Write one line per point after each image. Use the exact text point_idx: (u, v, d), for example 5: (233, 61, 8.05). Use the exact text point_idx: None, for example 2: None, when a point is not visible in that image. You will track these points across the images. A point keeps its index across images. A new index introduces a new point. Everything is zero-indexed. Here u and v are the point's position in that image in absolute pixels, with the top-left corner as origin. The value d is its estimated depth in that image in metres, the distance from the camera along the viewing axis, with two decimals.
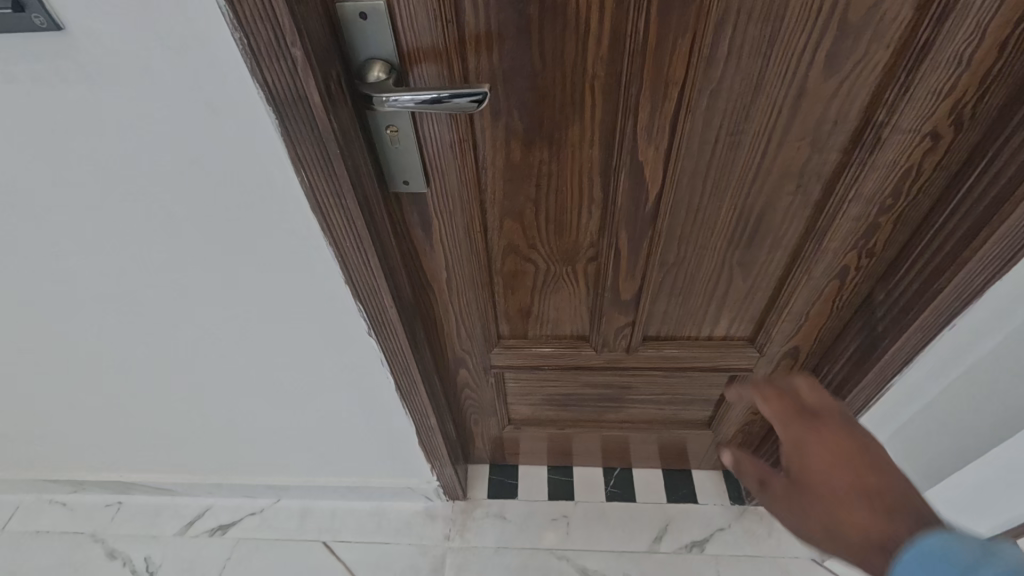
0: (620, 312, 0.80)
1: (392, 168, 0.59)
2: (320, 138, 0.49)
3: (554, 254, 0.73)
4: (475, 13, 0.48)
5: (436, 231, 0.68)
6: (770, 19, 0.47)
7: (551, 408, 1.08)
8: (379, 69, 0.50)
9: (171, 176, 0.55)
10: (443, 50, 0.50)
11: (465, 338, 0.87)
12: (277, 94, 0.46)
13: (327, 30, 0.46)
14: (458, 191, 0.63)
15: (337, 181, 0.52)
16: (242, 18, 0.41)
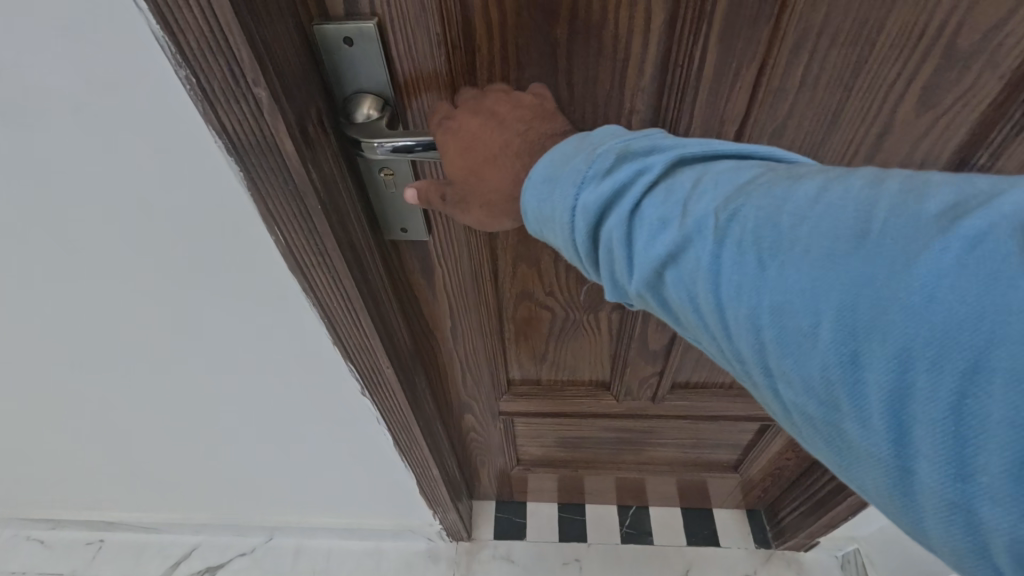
0: (646, 361, 0.72)
1: (389, 215, 0.50)
2: (296, 192, 0.40)
3: (575, 302, 0.63)
4: (488, 37, 0.39)
5: (439, 279, 0.59)
6: (857, 44, 0.38)
7: (564, 448, 0.99)
8: (370, 104, 0.40)
9: (124, 224, 0.46)
10: (449, 82, 0.40)
11: (472, 385, 0.78)
12: (240, 140, 0.37)
13: (303, 62, 0.36)
14: (466, 238, 0.54)
15: (320, 239, 0.44)
16: (189, 51, 0.32)
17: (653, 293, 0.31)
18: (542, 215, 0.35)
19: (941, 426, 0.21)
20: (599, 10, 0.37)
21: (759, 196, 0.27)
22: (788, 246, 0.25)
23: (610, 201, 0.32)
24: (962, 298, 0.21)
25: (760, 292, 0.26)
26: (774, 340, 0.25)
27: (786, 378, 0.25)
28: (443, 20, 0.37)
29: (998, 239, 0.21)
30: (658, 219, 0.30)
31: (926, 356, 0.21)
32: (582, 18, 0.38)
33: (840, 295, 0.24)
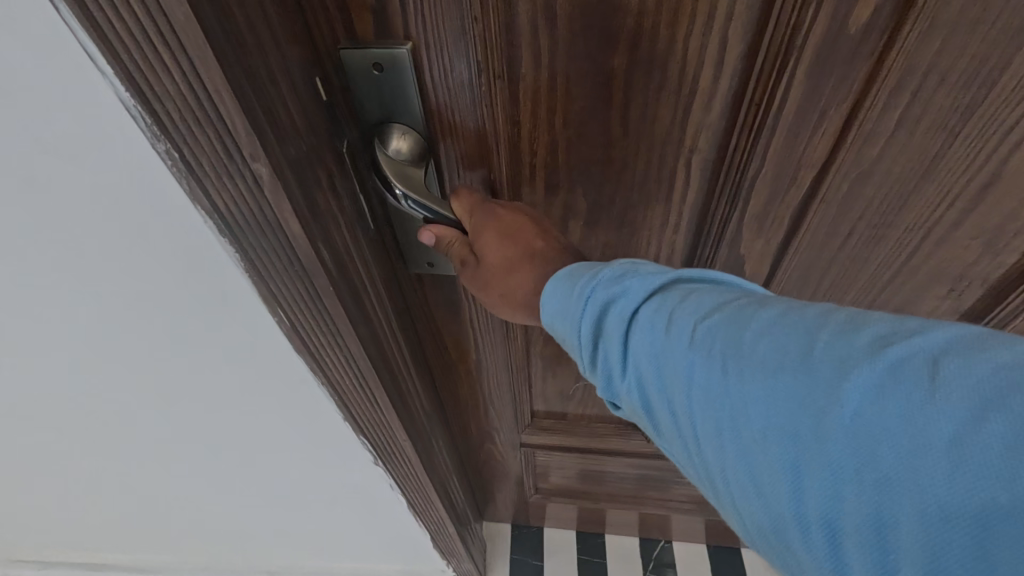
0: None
1: (415, 248, 0.46)
2: (305, 271, 0.33)
3: None
4: (535, 65, 0.34)
5: (465, 313, 0.55)
6: (971, 83, 0.32)
7: (585, 480, 0.95)
8: (399, 137, 0.36)
9: (90, 310, 0.37)
10: (487, 114, 0.36)
11: (494, 418, 0.74)
12: (239, 220, 0.30)
13: (307, 116, 0.30)
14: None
15: (331, 320, 0.37)
16: (168, 122, 0.25)
17: (631, 394, 0.29)
18: (555, 305, 0.33)
19: (873, 563, 0.20)
20: (666, 39, 0.32)
21: (723, 310, 0.27)
22: (742, 357, 0.25)
23: (601, 298, 0.31)
24: (893, 429, 0.20)
25: (716, 407, 0.25)
26: (730, 458, 0.24)
27: (740, 487, 0.24)
28: (485, 46, 0.33)
29: (921, 368, 0.21)
30: (639, 323, 0.29)
31: (862, 490, 0.20)
32: (645, 49, 0.33)
33: (786, 412, 0.23)
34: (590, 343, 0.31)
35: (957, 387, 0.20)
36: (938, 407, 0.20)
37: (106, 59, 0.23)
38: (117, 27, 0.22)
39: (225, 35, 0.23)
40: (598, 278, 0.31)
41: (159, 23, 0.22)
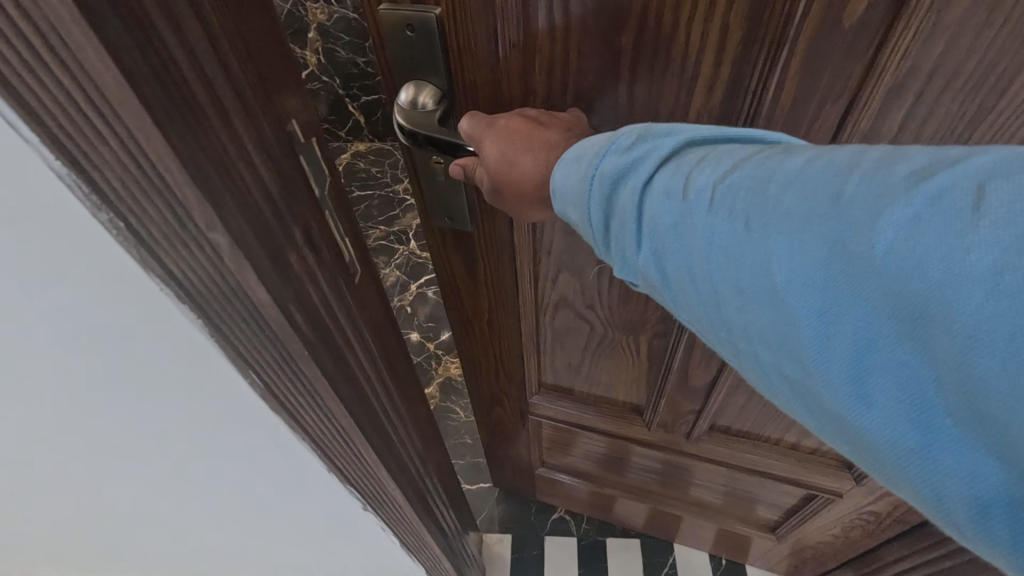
0: (691, 396, 0.67)
1: (437, 201, 0.51)
2: (277, 343, 0.27)
3: (616, 320, 0.61)
4: (550, 36, 0.37)
5: (480, 272, 0.59)
6: (977, 92, 0.32)
7: (592, 462, 0.97)
8: (426, 94, 0.41)
9: (55, 406, 0.30)
10: (503, 80, 0.40)
11: (505, 380, 0.78)
12: (203, 297, 0.24)
13: (274, 169, 0.26)
14: (511, 237, 0.53)
15: (312, 390, 0.31)
16: (111, 191, 0.20)
17: (647, 268, 0.31)
18: (564, 191, 0.34)
19: (906, 390, 0.22)
20: (671, 21, 0.34)
21: (753, 165, 0.27)
22: (772, 210, 0.25)
23: (613, 175, 0.31)
24: (930, 262, 0.21)
25: (741, 264, 0.26)
26: (756, 312, 0.26)
27: (767, 337, 0.26)
28: (505, 19, 0.36)
29: (964, 198, 0.21)
30: (653, 189, 0.30)
31: (900, 325, 0.21)
32: (651, 30, 0.35)
33: (814, 260, 0.24)
34: (605, 222, 0.32)
35: (999, 213, 0.20)
36: (981, 233, 0.20)
37: (26, 123, 0.17)
38: (36, 88, 0.17)
39: (168, 96, 0.20)
40: (608, 157, 0.32)
41: (86, 80, 0.17)
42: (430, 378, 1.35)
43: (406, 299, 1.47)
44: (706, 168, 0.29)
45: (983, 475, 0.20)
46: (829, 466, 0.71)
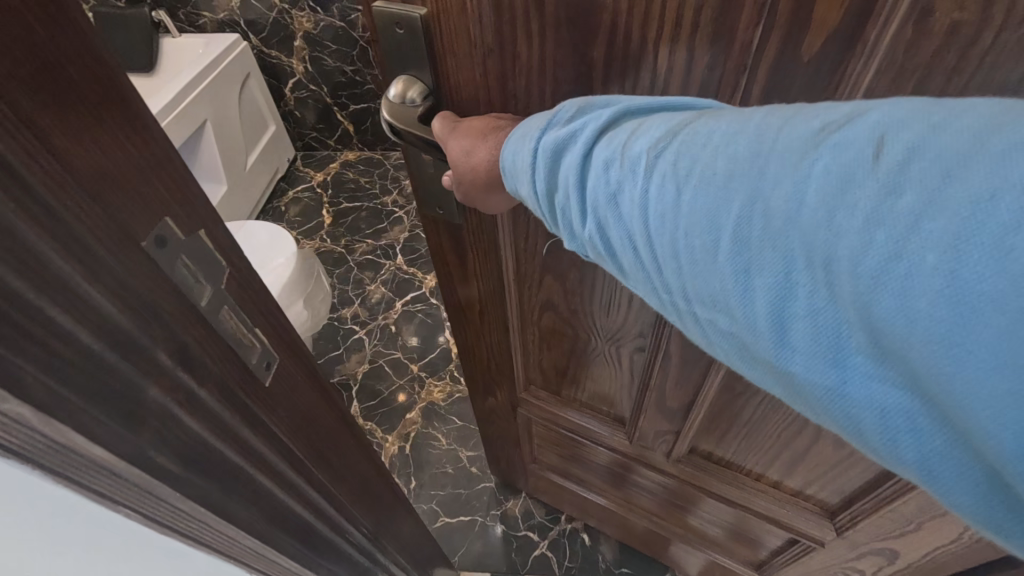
0: (660, 418, 0.72)
1: (429, 191, 0.54)
2: (115, 472, 0.28)
3: (597, 330, 0.62)
4: (527, 43, 0.38)
5: (470, 264, 0.60)
6: None
7: (579, 466, 0.98)
8: (415, 90, 0.43)
9: None
10: (483, 81, 0.41)
11: (495, 373, 0.80)
12: (29, 446, 0.25)
13: (116, 291, 0.24)
14: (503, 232, 0.54)
15: (172, 501, 0.32)
16: None
17: (593, 238, 0.36)
18: (512, 168, 0.39)
19: (816, 333, 0.26)
20: (637, 36, 0.34)
21: (686, 129, 0.31)
22: (702, 172, 0.30)
23: (556, 147, 0.36)
24: (829, 219, 0.25)
25: (676, 225, 0.31)
26: (689, 270, 0.31)
27: (701, 294, 0.31)
28: (481, 27, 0.38)
29: (862, 153, 0.25)
30: (593, 160, 0.34)
31: (810, 275, 0.26)
32: (619, 45, 0.36)
33: (735, 219, 0.28)
34: (552, 197, 0.38)
35: (890, 167, 0.24)
36: (870, 188, 0.24)
37: None
38: None
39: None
40: (550, 131, 0.37)
41: None
42: (415, 404, 1.55)
43: (392, 315, 1.76)
44: (642, 135, 0.33)
45: (889, 400, 0.25)
46: (808, 511, 0.72)
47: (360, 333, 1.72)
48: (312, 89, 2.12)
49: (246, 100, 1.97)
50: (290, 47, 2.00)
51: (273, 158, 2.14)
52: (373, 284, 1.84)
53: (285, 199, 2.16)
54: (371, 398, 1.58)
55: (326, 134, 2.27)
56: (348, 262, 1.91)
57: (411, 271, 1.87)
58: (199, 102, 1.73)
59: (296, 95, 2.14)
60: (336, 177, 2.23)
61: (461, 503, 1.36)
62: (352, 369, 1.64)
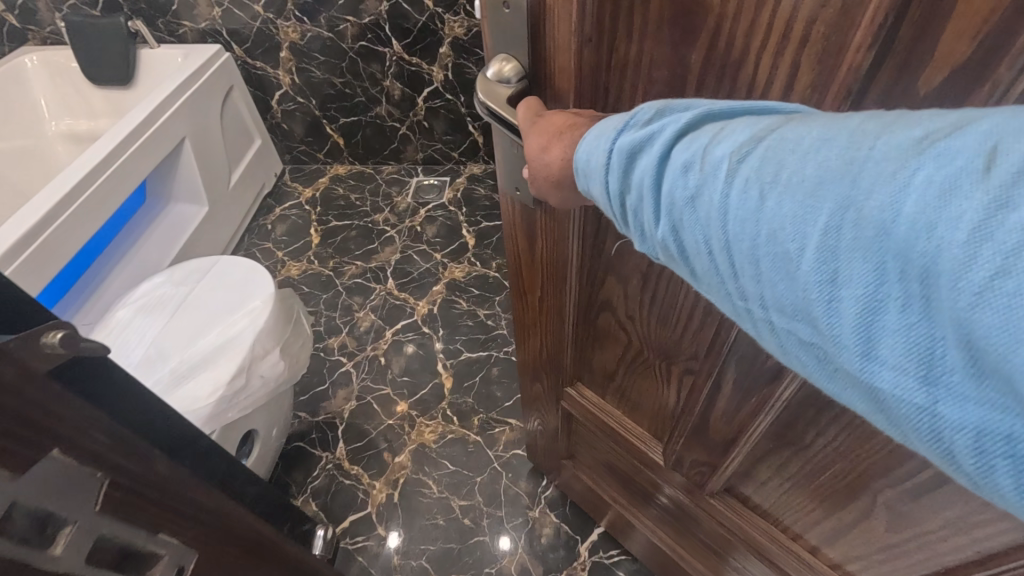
0: (701, 450, 0.75)
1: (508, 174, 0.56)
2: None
3: (649, 340, 0.64)
4: (627, 38, 0.40)
5: (536, 250, 0.64)
6: None
7: (611, 477, 1.02)
8: (512, 69, 0.47)
9: None
10: (574, 69, 0.44)
11: (545, 363, 0.85)
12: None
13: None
14: (577, 232, 0.57)
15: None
16: None
17: (666, 241, 0.38)
18: (586, 167, 0.40)
19: (903, 343, 0.27)
20: (740, 44, 0.35)
21: (774, 137, 0.33)
22: (788, 180, 0.31)
23: (632, 148, 0.37)
24: (927, 231, 0.26)
25: (758, 230, 0.32)
26: (771, 276, 0.32)
27: (781, 300, 0.33)
28: (580, 15, 0.41)
29: (968, 164, 0.26)
30: (671, 164, 0.36)
31: (902, 286, 0.27)
32: (720, 51, 0.37)
33: (822, 227, 0.30)
34: (624, 198, 0.39)
35: (999, 178, 0.24)
36: (974, 201, 0.25)
37: None
38: None
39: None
40: (627, 132, 0.38)
41: None
42: (404, 447, 1.64)
43: (382, 346, 1.87)
44: (724, 139, 0.34)
45: (988, 421, 0.25)
46: None
47: (348, 366, 1.82)
48: (301, 102, 2.15)
49: (229, 110, 2.02)
50: (275, 57, 2.00)
51: (260, 172, 2.23)
52: (362, 311, 1.95)
53: (271, 216, 2.25)
54: (357, 439, 1.66)
55: (314, 147, 2.33)
56: (337, 285, 2.03)
57: (402, 297, 1.99)
58: (175, 120, 1.79)
59: (283, 107, 2.17)
60: (325, 194, 2.31)
61: (452, 558, 1.43)
62: (338, 408, 1.72)
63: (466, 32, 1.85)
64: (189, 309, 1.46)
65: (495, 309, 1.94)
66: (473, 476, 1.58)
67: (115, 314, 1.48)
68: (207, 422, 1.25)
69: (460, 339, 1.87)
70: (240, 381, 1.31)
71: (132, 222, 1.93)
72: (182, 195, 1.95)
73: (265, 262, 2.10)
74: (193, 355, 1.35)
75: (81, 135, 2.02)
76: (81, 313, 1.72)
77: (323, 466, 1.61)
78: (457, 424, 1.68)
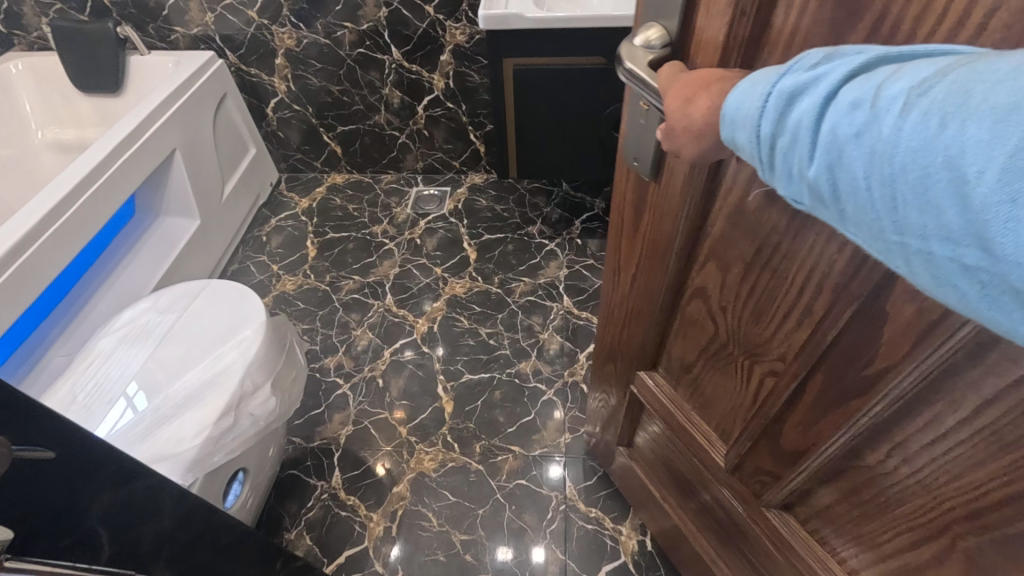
0: (767, 456, 0.76)
1: (629, 145, 0.65)
2: None
3: (738, 330, 0.68)
4: (787, 14, 0.43)
5: (643, 228, 0.72)
6: None
7: (661, 471, 1.07)
8: (657, 36, 0.51)
9: None
10: (724, 45, 0.47)
11: (625, 343, 0.93)
12: None
13: None
14: (688, 211, 0.63)
15: None
16: None
17: (818, 182, 0.36)
18: (736, 115, 0.40)
19: None
20: (908, 30, 0.36)
21: (960, 72, 0.30)
22: (973, 107, 0.28)
23: (794, 91, 0.36)
24: None
25: (930, 159, 0.29)
26: (940, 204, 0.30)
27: (946, 226, 0.30)
28: None
29: None
30: (835, 104, 0.34)
31: None
32: (883, 37, 0.37)
33: (1010, 145, 0.26)
34: (774, 141, 0.38)
35: None
36: None
37: None
38: None
39: None
40: (789, 77, 0.37)
41: None
42: (403, 475, 1.57)
43: (380, 367, 1.81)
44: (901, 78, 0.32)
45: None
46: None
47: (344, 388, 1.76)
48: (297, 110, 2.11)
49: (223, 119, 1.97)
50: (271, 64, 1.96)
51: (255, 181, 2.17)
52: (360, 328, 1.90)
53: (266, 227, 2.19)
54: (354, 468, 1.60)
55: (312, 156, 2.29)
56: (334, 301, 1.97)
57: (401, 314, 1.94)
58: (166, 130, 1.72)
59: (278, 114, 2.13)
60: (323, 204, 2.26)
61: None
62: (334, 434, 1.66)
63: (467, 40, 1.86)
64: (177, 338, 1.37)
65: (496, 328, 1.89)
66: (474, 508, 1.51)
67: (96, 344, 1.39)
68: (187, 470, 1.14)
69: (461, 359, 1.82)
70: (226, 421, 1.21)
71: (120, 237, 1.84)
72: (173, 208, 1.87)
73: (260, 276, 2.04)
74: (180, 389, 1.25)
75: (67, 144, 1.96)
76: (66, 333, 1.62)
77: (318, 495, 1.54)
78: (458, 452, 1.62)
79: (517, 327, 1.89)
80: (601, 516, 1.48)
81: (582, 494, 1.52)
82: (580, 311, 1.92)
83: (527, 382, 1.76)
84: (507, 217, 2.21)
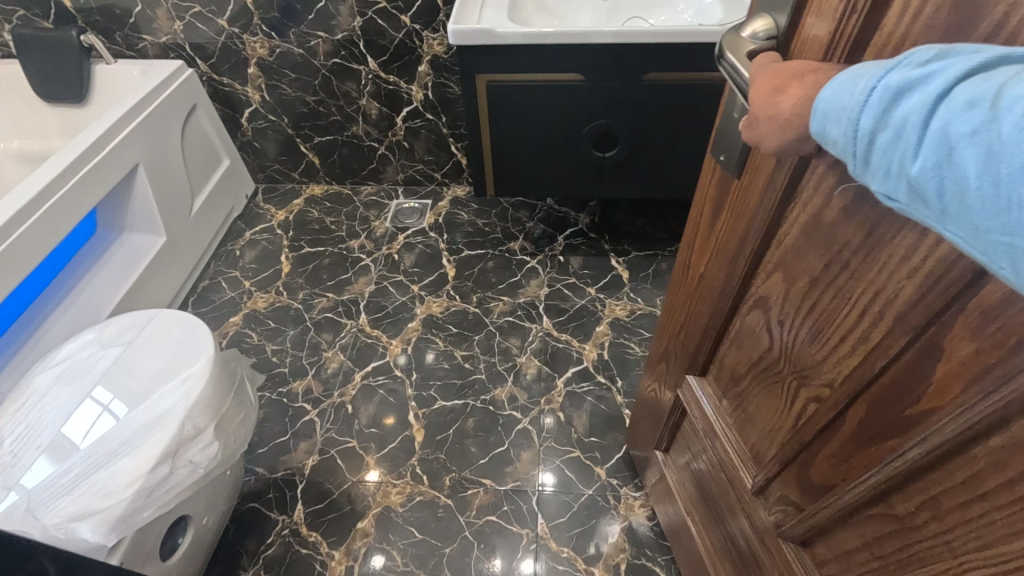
0: (797, 483, 0.77)
1: (721, 142, 0.70)
2: None
3: (793, 348, 0.70)
4: (898, 19, 0.44)
5: (719, 225, 0.77)
6: None
7: (689, 481, 1.11)
8: (764, 29, 0.55)
9: None
10: (828, 43, 0.49)
11: (681, 343, 0.98)
12: None
13: None
14: (764, 214, 0.67)
15: None
16: None
17: (923, 180, 0.36)
18: (837, 110, 0.41)
19: None
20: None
21: None
22: None
23: (901, 86, 0.37)
24: None
25: None
26: None
27: None
28: None
29: None
30: (947, 100, 0.35)
31: None
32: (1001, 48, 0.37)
33: None
34: (874, 136, 0.39)
35: None
36: None
37: None
38: None
39: None
40: (898, 72, 0.38)
41: None
42: (369, 510, 1.50)
43: (351, 392, 1.73)
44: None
45: None
46: None
47: (312, 415, 1.68)
48: (273, 120, 2.05)
49: (194, 130, 1.88)
50: (243, 73, 1.90)
51: (230, 195, 2.09)
52: (331, 350, 1.82)
53: (240, 241, 2.10)
54: (319, 501, 1.51)
55: (289, 166, 2.22)
56: (306, 319, 1.89)
57: (375, 335, 1.87)
58: (130, 142, 1.62)
59: (254, 124, 2.06)
60: (300, 217, 2.19)
61: None
62: (300, 463, 1.58)
63: (446, 50, 1.85)
64: (122, 373, 1.24)
65: (472, 351, 1.85)
66: (441, 546, 1.44)
67: (30, 381, 1.24)
68: (111, 529, 1.03)
69: (434, 384, 1.76)
70: (161, 471, 1.09)
71: (82, 252, 1.72)
72: (136, 224, 1.75)
73: (230, 292, 1.94)
74: (113, 433, 1.12)
75: (33, 154, 1.88)
76: (16, 358, 1.47)
77: (278, 532, 1.46)
78: (427, 485, 1.55)
79: (494, 350, 1.85)
80: (573, 557, 1.42)
81: (553, 532, 1.46)
82: (559, 333, 1.89)
83: (502, 410, 1.70)
84: (489, 232, 2.20)
